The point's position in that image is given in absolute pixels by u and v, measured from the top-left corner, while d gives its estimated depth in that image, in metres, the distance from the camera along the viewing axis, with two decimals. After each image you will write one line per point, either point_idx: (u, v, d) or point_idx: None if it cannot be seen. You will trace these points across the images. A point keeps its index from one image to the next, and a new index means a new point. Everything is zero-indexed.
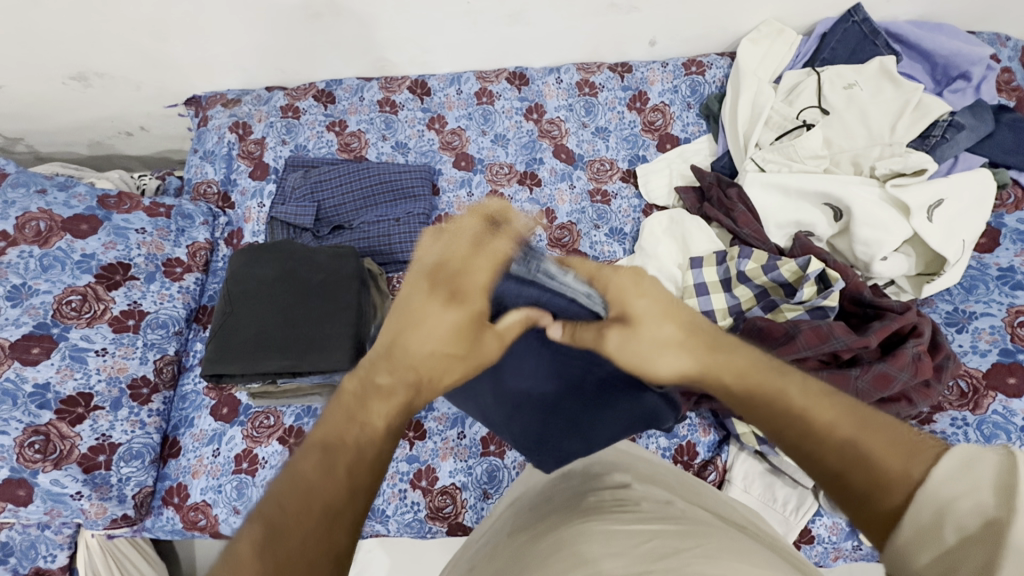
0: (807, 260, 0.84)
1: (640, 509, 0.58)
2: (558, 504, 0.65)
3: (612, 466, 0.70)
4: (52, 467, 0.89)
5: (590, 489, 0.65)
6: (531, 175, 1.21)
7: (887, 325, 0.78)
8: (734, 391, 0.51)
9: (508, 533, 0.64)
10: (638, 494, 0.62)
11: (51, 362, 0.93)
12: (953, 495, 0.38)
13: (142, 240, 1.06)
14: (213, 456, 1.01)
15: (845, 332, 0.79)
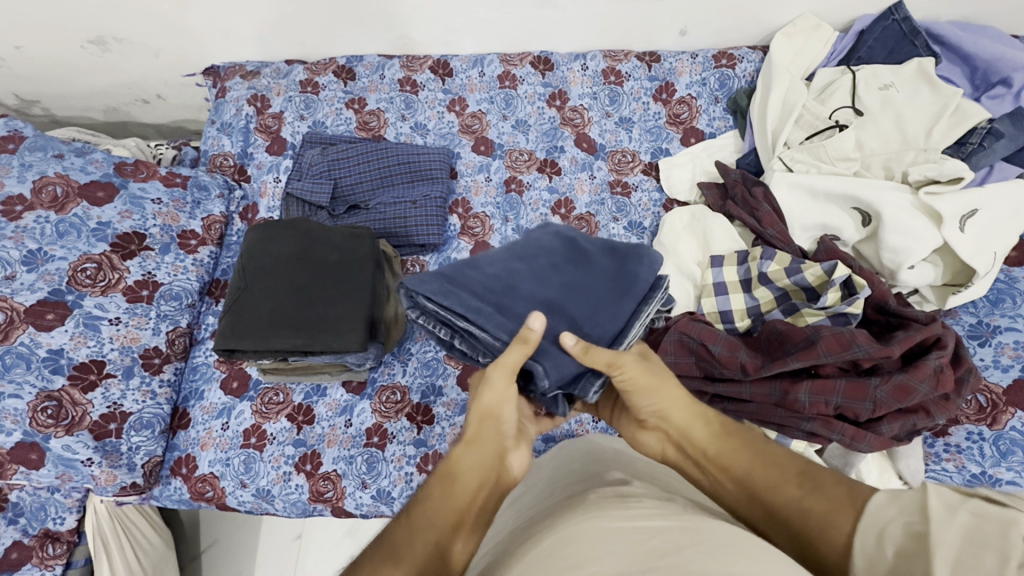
0: (833, 266, 0.81)
1: (645, 510, 0.57)
2: (558, 501, 0.64)
3: (612, 465, 0.69)
4: (64, 433, 0.90)
5: (589, 486, 0.64)
6: (551, 163, 1.19)
7: (912, 336, 0.76)
8: (714, 439, 0.62)
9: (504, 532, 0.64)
10: (644, 493, 0.61)
11: (64, 329, 0.93)
12: (886, 518, 0.43)
13: (158, 211, 1.05)
14: (222, 430, 1.03)
15: (868, 341, 0.77)
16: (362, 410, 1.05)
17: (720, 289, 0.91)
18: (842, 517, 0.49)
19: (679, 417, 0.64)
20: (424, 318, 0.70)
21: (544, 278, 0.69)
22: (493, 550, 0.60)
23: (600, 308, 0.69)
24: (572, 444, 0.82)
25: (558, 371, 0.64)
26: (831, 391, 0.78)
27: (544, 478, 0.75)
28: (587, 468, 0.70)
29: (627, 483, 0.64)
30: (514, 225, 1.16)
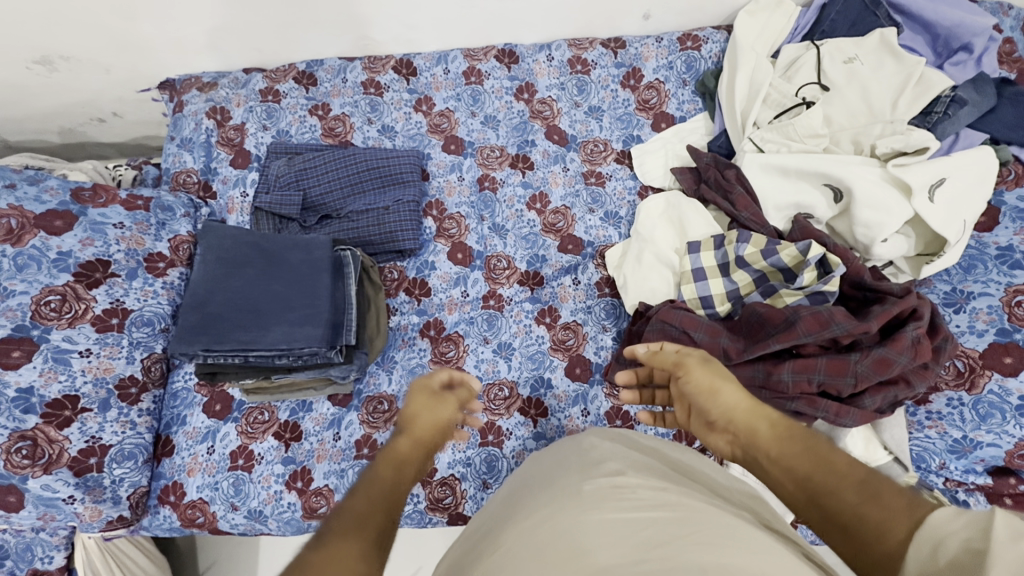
0: (807, 246, 0.80)
1: (636, 499, 0.57)
2: (550, 487, 0.64)
3: (607, 453, 0.68)
4: (42, 472, 0.87)
5: (583, 474, 0.64)
6: (523, 158, 1.18)
7: (889, 310, 0.76)
8: (777, 442, 0.61)
9: (499, 516, 0.64)
10: (639, 479, 0.61)
11: (33, 365, 0.89)
12: (948, 532, 0.42)
13: (121, 236, 1.01)
14: (207, 454, 1.01)
15: (846, 318, 0.77)
16: (350, 422, 1.03)
17: (698, 275, 0.93)
18: (898, 526, 0.47)
19: (741, 418, 0.65)
20: (215, 356, 0.87)
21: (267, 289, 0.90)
22: (488, 533, 0.61)
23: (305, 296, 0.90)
24: (574, 435, 0.81)
25: (307, 337, 0.87)
26: (813, 369, 0.79)
27: (541, 463, 0.74)
28: (584, 456, 0.70)
29: (621, 469, 0.63)
30: (490, 224, 1.14)
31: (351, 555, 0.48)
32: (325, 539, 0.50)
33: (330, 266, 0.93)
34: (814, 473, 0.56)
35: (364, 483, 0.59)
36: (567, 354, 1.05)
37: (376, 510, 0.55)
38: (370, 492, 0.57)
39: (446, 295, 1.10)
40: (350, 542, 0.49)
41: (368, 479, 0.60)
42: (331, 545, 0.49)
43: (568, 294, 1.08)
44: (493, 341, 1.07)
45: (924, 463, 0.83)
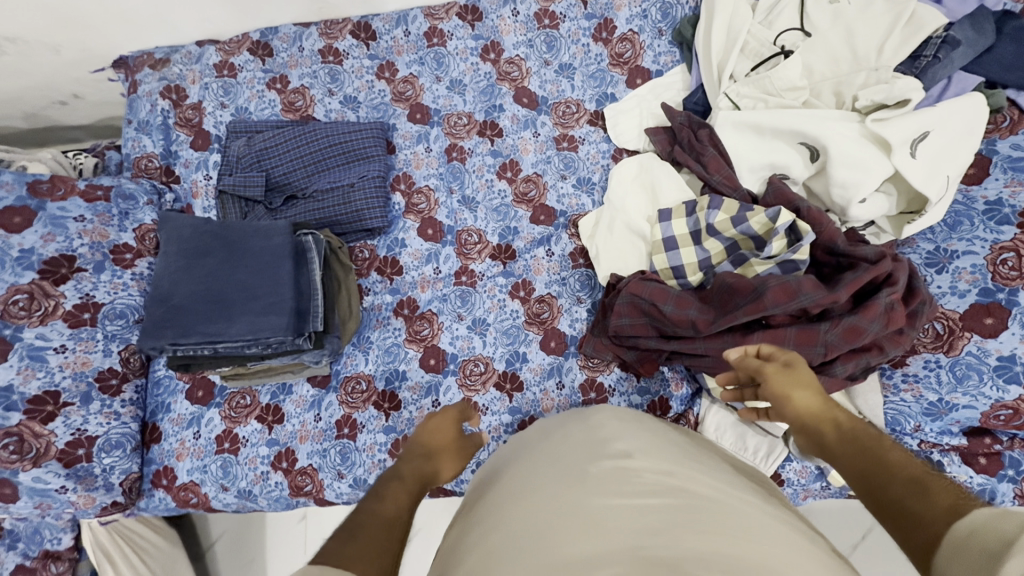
0: (777, 213, 0.76)
1: (641, 484, 0.57)
2: (555, 465, 0.64)
3: (616, 434, 0.68)
4: (31, 466, 0.90)
5: (591, 456, 0.64)
6: (491, 124, 1.12)
7: (860, 278, 0.72)
8: (838, 441, 0.61)
9: (499, 490, 0.64)
10: (646, 464, 0.61)
11: (10, 364, 0.91)
12: (991, 526, 0.42)
13: (83, 229, 0.99)
14: (194, 439, 1.04)
15: (815, 288, 0.73)
16: (330, 403, 1.05)
17: (669, 244, 0.89)
18: (944, 519, 0.47)
19: (809, 419, 0.64)
20: (183, 350, 0.87)
21: (229, 278, 0.88)
22: (488, 506, 0.62)
23: (268, 285, 0.88)
24: (582, 411, 0.81)
25: (272, 329, 0.86)
26: (782, 340, 0.77)
27: (547, 437, 0.74)
28: (591, 435, 0.69)
29: (628, 452, 0.63)
30: (460, 197, 1.10)
31: (376, 545, 0.58)
32: (357, 533, 0.59)
33: (291, 253, 0.90)
34: (870, 468, 0.56)
35: (389, 490, 0.68)
36: (542, 328, 1.04)
37: (399, 516, 0.64)
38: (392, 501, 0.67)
39: (418, 272, 1.08)
40: (378, 538, 0.59)
41: (394, 487, 0.69)
42: (361, 539, 0.58)
43: (541, 266, 1.06)
44: (467, 318, 1.06)
45: (898, 425, 0.82)
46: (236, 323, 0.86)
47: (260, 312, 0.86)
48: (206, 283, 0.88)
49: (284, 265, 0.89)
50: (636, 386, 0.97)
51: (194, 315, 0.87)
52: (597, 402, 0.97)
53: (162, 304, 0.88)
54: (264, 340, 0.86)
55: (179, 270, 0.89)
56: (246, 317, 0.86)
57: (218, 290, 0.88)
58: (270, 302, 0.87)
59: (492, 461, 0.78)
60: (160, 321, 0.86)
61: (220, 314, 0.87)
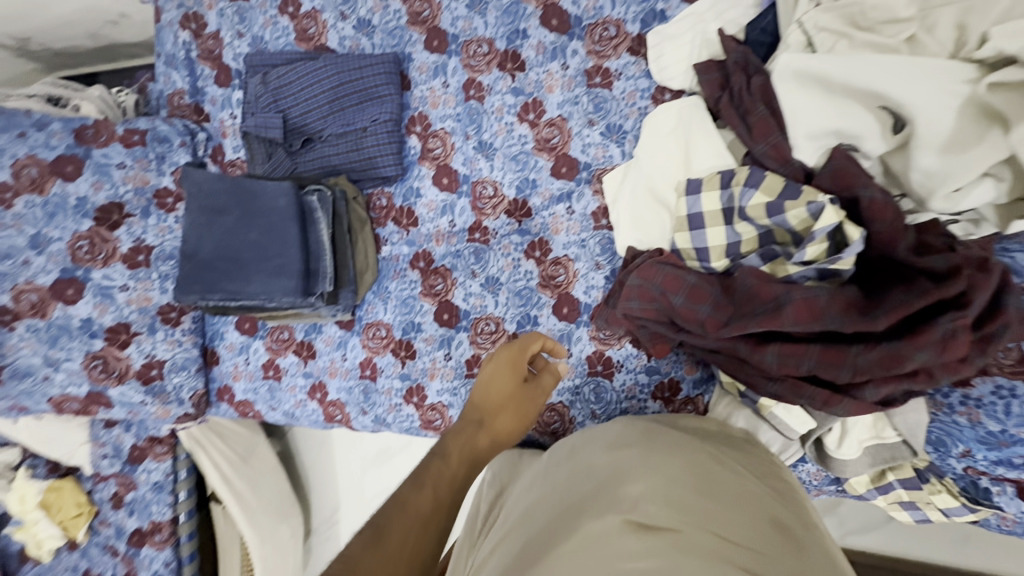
0: (820, 210, 0.66)
1: (634, 543, 0.47)
2: (559, 509, 0.56)
3: (632, 469, 0.58)
4: (117, 382, 1.09)
5: (597, 500, 0.54)
6: (513, 55, 0.97)
7: (911, 304, 0.60)
8: None
9: (493, 554, 0.56)
10: (644, 512, 0.50)
11: (86, 300, 1.05)
12: None
13: (126, 176, 1.06)
14: (245, 364, 1.18)
15: (845, 310, 0.64)
16: (354, 345, 1.12)
17: (695, 222, 0.78)
18: None
19: None
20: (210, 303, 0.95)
21: (245, 236, 0.92)
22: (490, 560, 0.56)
23: (279, 246, 0.91)
24: (607, 429, 0.71)
25: (285, 291, 0.90)
26: (802, 354, 0.67)
27: (562, 468, 0.66)
28: (604, 470, 0.60)
29: (629, 497, 0.53)
30: (476, 142, 1.01)
31: (407, 550, 0.55)
32: (386, 532, 0.56)
33: (296, 214, 0.91)
34: None
35: (431, 473, 0.64)
36: (556, 292, 0.98)
37: (439, 511, 0.60)
38: (439, 492, 0.63)
39: (434, 225, 1.05)
40: (410, 538, 0.56)
41: (437, 470, 0.65)
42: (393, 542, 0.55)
43: (560, 225, 0.98)
44: (481, 275, 1.03)
45: (942, 447, 0.74)
46: (253, 283, 0.91)
47: (274, 274, 0.91)
48: (225, 243, 0.93)
49: (295, 227, 0.91)
50: (645, 365, 0.91)
51: (217, 272, 0.93)
52: (603, 375, 0.94)
53: (189, 259, 0.94)
54: (278, 300, 0.91)
55: (200, 224, 0.94)
56: (262, 278, 0.91)
57: (236, 247, 0.93)
58: (281, 263, 0.91)
59: (507, 500, 0.71)
60: (190, 275, 0.93)
61: (241, 272, 0.92)
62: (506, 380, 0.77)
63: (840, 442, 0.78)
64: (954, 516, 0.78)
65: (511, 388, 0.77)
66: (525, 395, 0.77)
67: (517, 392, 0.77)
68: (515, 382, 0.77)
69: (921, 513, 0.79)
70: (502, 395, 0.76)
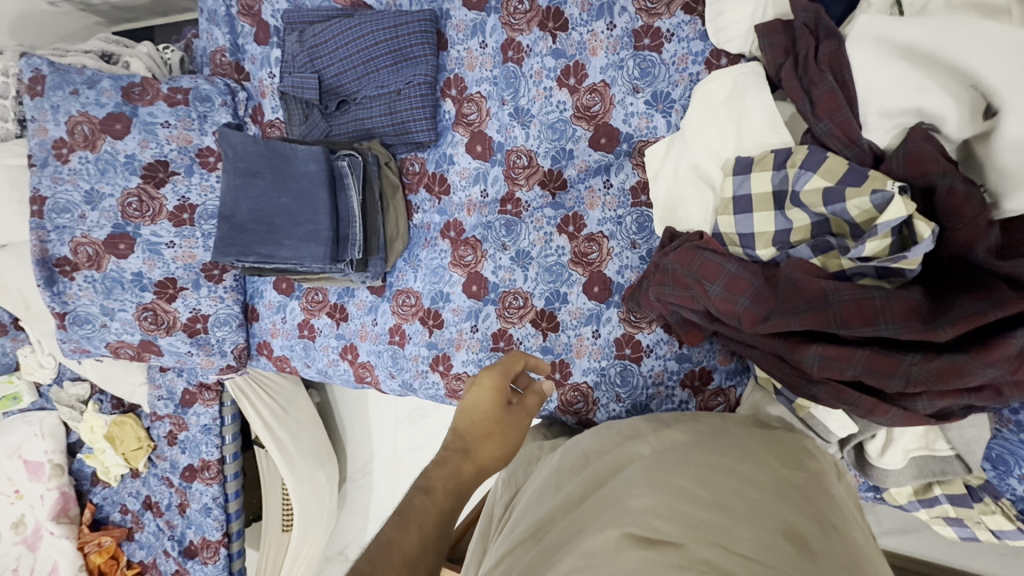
0: (887, 200, 0.58)
1: (634, 554, 0.45)
2: (563, 525, 0.54)
3: (637, 484, 0.56)
4: (166, 333, 1.15)
5: (599, 514, 0.53)
6: (556, 13, 0.90)
7: (983, 316, 0.53)
8: None
9: (497, 560, 0.55)
10: (648, 525, 0.48)
11: (136, 255, 1.10)
12: None
13: (170, 135, 1.09)
14: (282, 323, 1.22)
15: (905, 315, 0.57)
16: (384, 311, 1.13)
17: (742, 206, 0.72)
18: None
19: None
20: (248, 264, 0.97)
21: (278, 201, 0.93)
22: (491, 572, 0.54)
23: (309, 212, 0.92)
24: (614, 445, 0.69)
25: (316, 258, 0.91)
26: (848, 360, 0.62)
27: (569, 483, 0.64)
28: (609, 486, 0.58)
29: (633, 509, 0.51)
30: (512, 109, 0.96)
31: None
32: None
33: (326, 180, 0.91)
34: None
35: (416, 511, 0.64)
36: (588, 270, 0.95)
37: (425, 551, 0.60)
38: (426, 524, 0.62)
39: (466, 194, 1.02)
40: None
41: (421, 506, 0.64)
42: None
43: (596, 200, 0.93)
44: (511, 248, 1.00)
45: (1003, 465, 0.67)
46: (284, 248, 0.92)
47: (304, 241, 0.91)
48: (260, 208, 0.94)
49: (326, 193, 0.91)
50: (676, 352, 0.87)
51: (252, 234, 0.94)
52: (630, 359, 0.90)
53: (224, 220, 0.95)
54: (309, 266, 0.93)
55: (236, 187, 0.95)
56: (293, 243, 0.92)
57: (270, 211, 0.94)
58: (311, 228, 0.91)
59: (514, 510, 0.69)
60: (226, 236, 0.95)
61: (275, 237, 0.93)
62: (488, 401, 0.78)
63: (883, 450, 0.72)
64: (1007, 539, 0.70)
65: (493, 407, 0.78)
66: (508, 414, 0.78)
67: (500, 411, 0.78)
68: (497, 400, 0.78)
69: (968, 531, 0.72)
70: (485, 415, 0.77)
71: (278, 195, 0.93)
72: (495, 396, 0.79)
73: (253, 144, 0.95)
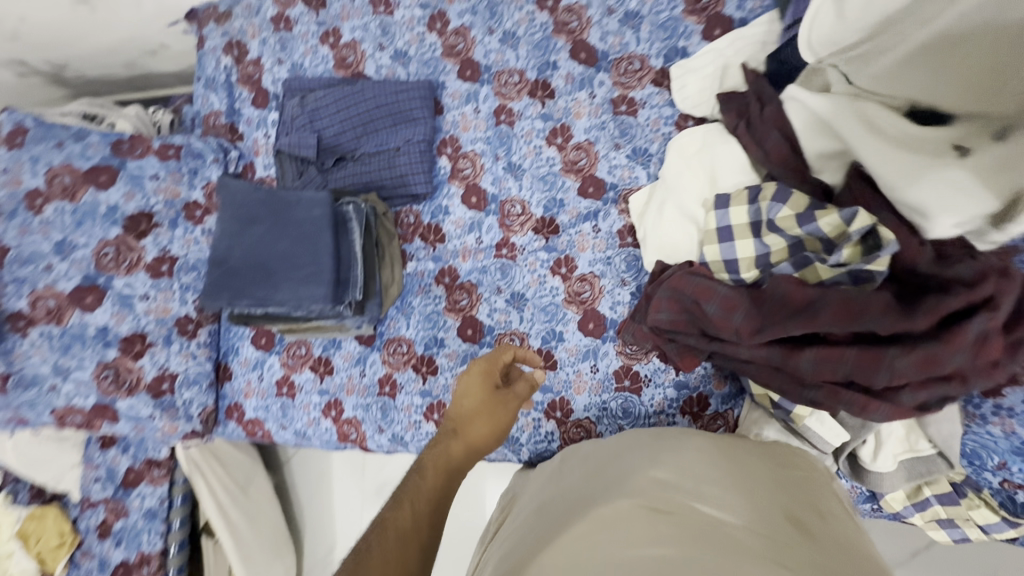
0: (853, 214, 0.70)
1: (644, 525, 0.51)
2: (574, 502, 0.59)
3: (642, 464, 0.62)
4: (127, 395, 1.05)
5: (606, 489, 0.58)
6: (543, 84, 1.04)
7: (945, 304, 0.61)
8: None
9: (511, 541, 0.60)
10: (655, 499, 0.54)
11: (104, 308, 1.04)
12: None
13: (158, 187, 1.08)
14: (258, 381, 1.15)
15: (884, 311, 0.65)
16: (374, 362, 1.10)
17: (725, 235, 0.82)
18: None
19: None
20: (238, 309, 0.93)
21: (276, 245, 0.92)
22: (504, 551, 0.58)
23: (310, 254, 0.91)
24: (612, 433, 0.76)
25: (316, 299, 0.90)
26: (838, 359, 0.69)
27: (576, 469, 0.69)
28: (615, 466, 0.64)
29: (640, 486, 0.57)
30: (505, 163, 1.05)
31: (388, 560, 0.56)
32: (365, 555, 0.57)
33: (331, 223, 0.93)
34: None
35: (410, 491, 0.66)
36: (582, 307, 1.00)
37: (419, 526, 0.61)
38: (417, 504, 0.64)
39: (460, 241, 1.07)
40: (390, 554, 0.57)
41: (414, 487, 0.66)
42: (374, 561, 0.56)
43: (586, 243, 1.00)
44: (506, 291, 1.04)
45: (978, 460, 0.73)
46: (281, 290, 0.91)
47: (304, 282, 0.90)
48: (257, 253, 0.93)
49: (329, 235, 0.92)
50: (674, 379, 0.92)
51: (245, 278, 0.92)
52: (630, 391, 0.94)
53: (217, 265, 0.93)
54: (309, 307, 0.91)
55: (232, 235, 0.94)
56: (291, 285, 0.91)
57: (267, 255, 0.93)
58: (312, 268, 0.91)
59: (520, 503, 0.73)
60: (218, 281, 0.93)
61: (272, 282, 0.91)
62: (474, 384, 0.79)
63: (875, 455, 0.78)
64: (994, 534, 0.77)
65: (480, 391, 0.78)
66: (497, 398, 0.78)
67: (488, 394, 0.78)
68: (479, 383, 0.79)
69: (960, 531, 0.79)
70: (472, 397, 0.77)
71: (277, 240, 0.93)
72: (478, 380, 0.79)
73: (254, 192, 0.96)
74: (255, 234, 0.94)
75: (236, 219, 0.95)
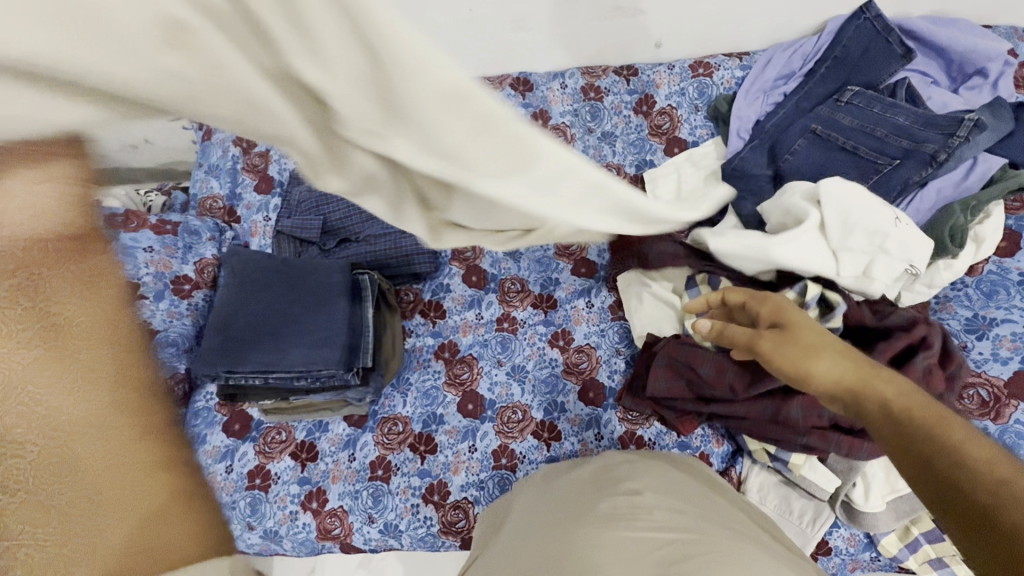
0: (804, 287, 0.86)
1: (648, 517, 0.58)
2: (569, 504, 0.65)
3: (630, 471, 0.70)
4: None
5: (601, 492, 0.65)
6: None
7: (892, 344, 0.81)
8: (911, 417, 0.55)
9: (504, 541, 0.64)
10: (649, 497, 0.62)
11: None
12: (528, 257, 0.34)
13: (150, 259, 1.06)
14: (226, 473, 1.03)
15: None
16: (365, 444, 1.04)
17: None
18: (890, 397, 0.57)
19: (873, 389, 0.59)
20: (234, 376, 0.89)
21: (286, 311, 0.93)
22: (495, 552, 0.62)
23: (321, 321, 0.92)
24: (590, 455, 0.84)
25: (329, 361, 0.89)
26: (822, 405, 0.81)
27: (557, 481, 0.75)
28: (605, 474, 0.71)
29: (634, 488, 0.65)
30: None
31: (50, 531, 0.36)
32: None
33: (347, 290, 0.96)
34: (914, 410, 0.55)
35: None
36: (581, 378, 1.05)
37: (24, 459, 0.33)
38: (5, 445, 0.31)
39: (461, 317, 1.12)
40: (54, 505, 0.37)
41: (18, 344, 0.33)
42: None
43: (581, 317, 1.09)
44: (507, 364, 1.07)
45: None
46: (287, 355, 0.89)
47: (312, 346, 0.90)
48: (268, 321, 0.92)
49: (343, 302, 0.94)
50: (677, 440, 0.97)
51: (247, 343, 0.90)
52: None
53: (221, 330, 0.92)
54: (319, 373, 0.89)
55: (241, 303, 0.94)
56: (298, 349, 0.89)
57: (276, 321, 0.92)
58: (325, 331, 0.91)
59: (499, 516, 0.77)
60: (220, 349, 0.89)
61: (277, 348, 0.90)
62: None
63: (867, 495, 0.84)
64: None
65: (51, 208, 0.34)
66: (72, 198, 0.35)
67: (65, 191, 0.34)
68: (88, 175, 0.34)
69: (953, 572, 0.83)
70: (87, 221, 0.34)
71: (289, 307, 0.93)
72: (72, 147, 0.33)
73: (267, 262, 0.99)
74: (264, 301, 0.94)
75: (248, 287, 0.95)
